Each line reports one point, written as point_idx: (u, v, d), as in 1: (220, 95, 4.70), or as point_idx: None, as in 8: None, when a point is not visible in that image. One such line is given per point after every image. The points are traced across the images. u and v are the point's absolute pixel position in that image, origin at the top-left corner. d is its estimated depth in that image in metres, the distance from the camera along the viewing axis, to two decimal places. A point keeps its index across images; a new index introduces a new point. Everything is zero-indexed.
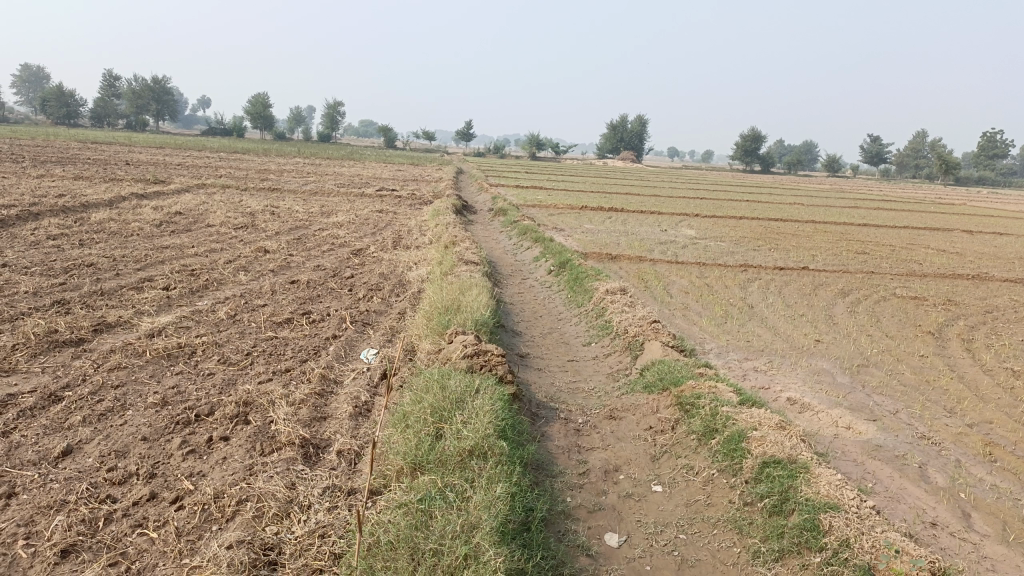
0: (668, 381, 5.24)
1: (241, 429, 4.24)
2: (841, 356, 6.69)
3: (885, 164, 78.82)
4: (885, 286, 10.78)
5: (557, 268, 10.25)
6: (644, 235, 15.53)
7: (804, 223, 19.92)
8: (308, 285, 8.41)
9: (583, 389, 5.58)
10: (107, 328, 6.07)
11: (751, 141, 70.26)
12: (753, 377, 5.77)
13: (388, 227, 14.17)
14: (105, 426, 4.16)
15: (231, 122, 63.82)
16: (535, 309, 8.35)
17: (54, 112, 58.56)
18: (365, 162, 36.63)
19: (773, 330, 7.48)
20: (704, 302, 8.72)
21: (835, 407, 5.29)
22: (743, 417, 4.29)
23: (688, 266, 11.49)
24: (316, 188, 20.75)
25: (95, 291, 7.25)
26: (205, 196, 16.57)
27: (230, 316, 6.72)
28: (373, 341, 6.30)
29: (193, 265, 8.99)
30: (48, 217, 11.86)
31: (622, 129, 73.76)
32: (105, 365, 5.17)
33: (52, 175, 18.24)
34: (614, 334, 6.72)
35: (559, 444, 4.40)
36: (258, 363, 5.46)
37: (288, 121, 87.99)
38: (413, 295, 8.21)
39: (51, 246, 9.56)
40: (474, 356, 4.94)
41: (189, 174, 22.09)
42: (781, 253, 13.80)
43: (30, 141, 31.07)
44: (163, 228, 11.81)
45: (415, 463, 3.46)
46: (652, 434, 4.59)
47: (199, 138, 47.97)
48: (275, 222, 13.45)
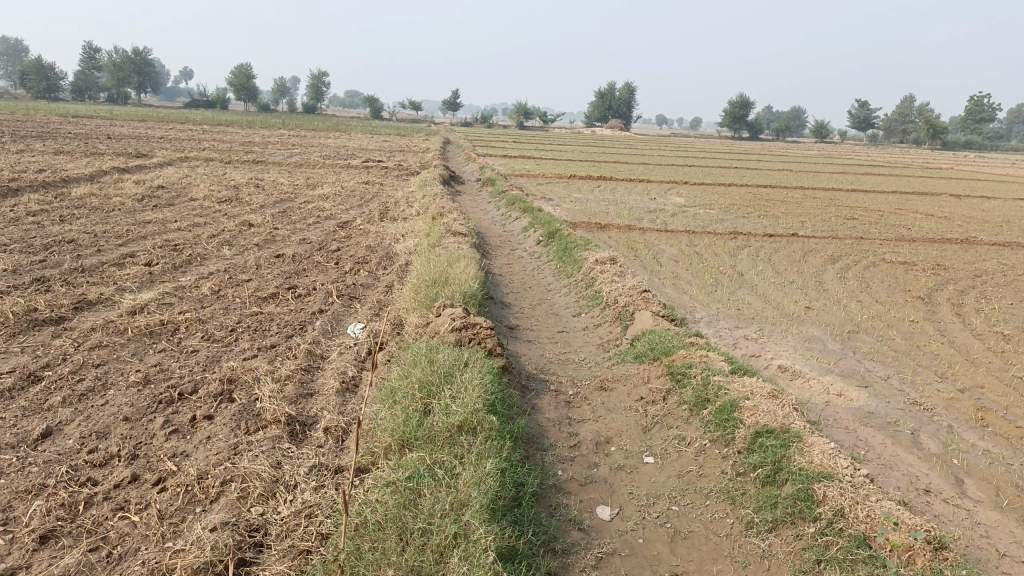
0: (659, 350, 5.19)
1: (225, 407, 4.16)
2: (832, 322, 6.65)
3: (873, 128, 78.66)
4: (875, 252, 10.75)
5: (546, 238, 10.15)
6: (633, 204, 15.43)
7: (793, 189, 19.84)
8: (294, 259, 8.29)
9: (574, 360, 5.52)
10: (88, 306, 5.96)
11: (740, 107, 69.87)
12: (744, 346, 5.73)
13: (374, 199, 14.00)
14: (85, 407, 4.07)
15: (214, 94, 62.85)
16: (525, 280, 8.27)
17: (33, 86, 57.49)
18: (351, 133, 36.20)
19: (763, 297, 7.43)
20: (694, 270, 8.66)
21: (827, 374, 5.26)
22: (735, 386, 4.24)
23: (677, 234, 11.41)
24: (302, 160, 20.48)
25: (76, 268, 7.11)
26: (188, 170, 16.31)
27: (214, 292, 6.60)
28: (360, 315, 6.20)
29: (176, 240, 8.84)
30: (27, 192, 11.64)
31: (610, 97, 73.16)
32: (86, 344, 5.06)
33: (32, 150, 17.91)
34: (604, 304, 6.66)
35: (550, 417, 4.35)
36: (243, 339, 5.37)
37: (272, 92, 86.83)
38: (400, 268, 8.10)
39: (31, 222, 9.37)
40: (462, 329, 4.87)
41: (172, 147, 21.75)
42: (770, 220, 13.73)
43: (9, 115, 30.49)
44: (145, 202, 11.61)
45: (403, 439, 3.40)
46: (643, 405, 4.55)
47: (181, 111, 47.25)
48: (260, 196, 13.26)
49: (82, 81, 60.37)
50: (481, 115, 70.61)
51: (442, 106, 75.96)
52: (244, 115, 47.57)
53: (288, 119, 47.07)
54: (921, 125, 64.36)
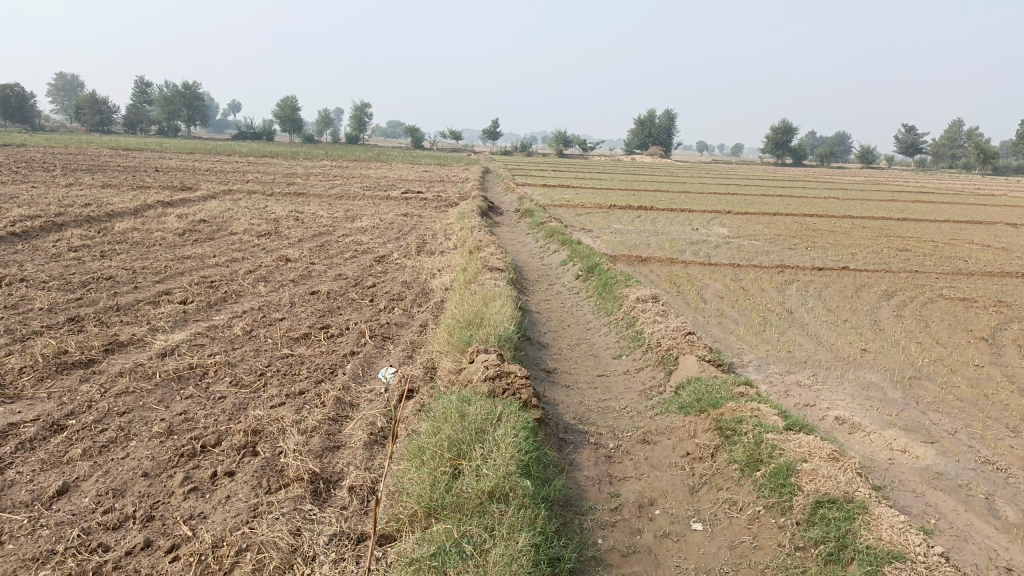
0: (705, 401, 4.88)
1: (248, 462, 3.96)
2: (890, 367, 6.25)
3: (921, 154, 76.94)
4: (931, 286, 10.26)
5: (585, 273, 9.89)
6: (674, 235, 15.11)
7: (840, 218, 19.28)
8: (329, 296, 8.17)
9: (615, 408, 5.23)
10: (119, 348, 5.87)
11: (783, 134, 69.00)
12: (797, 395, 5.39)
13: (413, 231, 13.91)
14: (105, 460, 3.92)
15: (260, 126, 64.34)
16: (563, 317, 8.02)
17: (88, 119, 59.47)
18: (391, 164, 36.54)
19: (815, 338, 7.06)
20: (740, 308, 8.32)
21: (888, 427, 4.88)
22: (791, 446, 3.92)
23: (721, 268, 11.07)
24: (342, 191, 20.64)
25: (111, 307, 7.07)
26: (230, 202, 16.50)
27: (246, 332, 6.48)
28: (392, 357, 6.00)
29: (213, 276, 8.80)
30: (72, 227, 11.82)
31: (650, 125, 72.96)
32: (113, 389, 4.94)
33: (81, 183, 18.33)
34: (646, 347, 6.36)
35: (589, 475, 4.07)
36: (272, 384, 5.20)
37: (316, 123, 88.65)
38: (435, 306, 7.92)
39: (72, 258, 9.45)
40: (496, 378, 4.63)
41: (216, 179, 22.11)
42: (818, 252, 13.28)
43: (62, 148, 31.48)
44: (186, 237, 11.68)
45: (430, 507, 3.16)
46: (689, 462, 4.24)
47: (229, 143, 48.27)
48: (299, 229, 13.28)
49: (134, 115, 62.33)
50: (520, 143, 70.95)
51: (482, 135, 76.61)
52: (288, 146, 48.46)
53: (332, 149, 47.80)
54: (970, 150, 62.80)
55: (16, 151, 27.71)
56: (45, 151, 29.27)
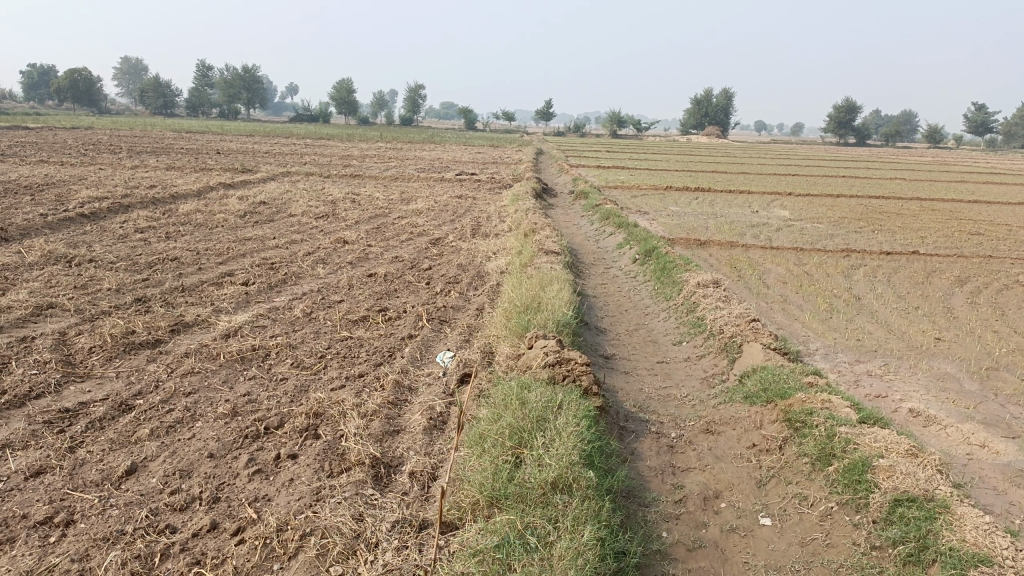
0: (772, 391, 4.72)
1: (310, 445, 3.99)
2: (966, 357, 5.96)
3: (993, 132, 73.66)
4: (1007, 272, 9.79)
5: (642, 257, 9.72)
6: (734, 218, 14.74)
7: (908, 200, 18.57)
8: (386, 279, 8.21)
9: (676, 397, 5.11)
10: (184, 329, 5.98)
11: (846, 113, 66.80)
12: (867, 386, 5.19)
13: (468, 213, 13.90)
14: (172, 441, 3.99)
15: (317, 109, 65.15)
16: (621, 302, 7.90)
17: (152, 103, 61.10)
18: (444, 145, 36.60)
19: (885, 326, 6.79)
20: (804, 293, 8.06)
21: (966, 421, 4.65)
22: (866, 441, 3.75)
23: (783, 251, 10.77)
24: (397, 173, 20.73)
25: (176, 288, 7.22)
26: (288, 184, 16.74)
27: (305, 314, 6.54)
28: (449, 341, 5.98)
29: (273, 258, 8.92)
30: (138, 209, 12.14)
31: (706, 104, 71.43)
32: (179, 370, 5.04)
33: (146, 165, 18.81)
34: (708, 333, 6.20)
35: (652, 465, 3.98)
36: (332, 367, 5.23)
37: (371, 106, 89.45)
38: (492, 289, 7.88)
39: (138, 239, 9.68)
40: (556, 365, 4.56)
41: (275, 161, 22.47)
42: (885, 235, 12.82)
43: (128, 132, 32.40)
44: (246, 218, 11.88)
45: (492, 496, 3.12)
46: (756, 454, 4.11)
47: (288, 126, 49.00)
48: (355, 211, 13.38)
49: (196, 98, 63.81)
50: (574, 124, 70.38)
51: (535, 116, 76.16)
52: (345, 128, 49.13)
53: (387, 132, 48.11)
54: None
55: (86, 135, 28.59)
56: (113, 134, 30.18)
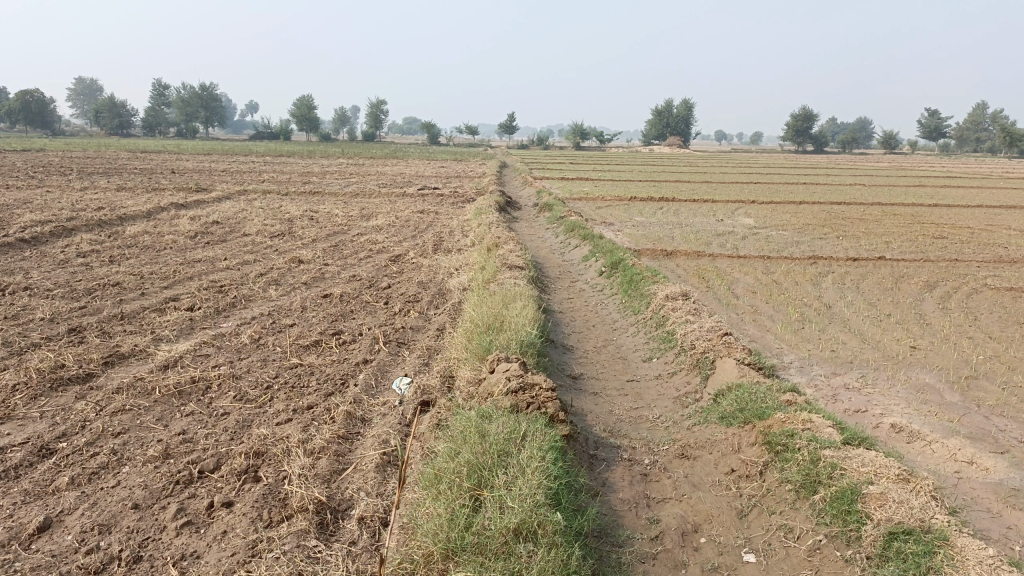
0: (750, 411, 4.45)
1: (249, 489, 3.61)
2: (944, 366, 5.77)
3: (946, 138, 75.34)
4: (973, 276, 9.71)
5: (608, 269, 9.47)
6: (699, 227, 14.61)
7: (869, 206, 18.67)
8: (342, 299, 7.83)
9: (648, 419, 4.81)
10: (120, 360, 5.54)
11: (804, 121, 67.82)
12: (846, 401, 4.96)
13: (429, 229, 13.54)
14: (94, 490, 3.59)
15: (278, 126, 64.43)
16: (588, 317, 7.62)
17: (107, 123, 59.84)
18: (407, 160, 36.20)
19: (859, 336, 6.59)
20: (774, 303, 7.86)
21: (952, 436, 4.41)
22: (853, 466, 3.49)
23: (750, 260, 10.61)
24: (359, 189, 20.31)
25: (115, 315, 6.77)
26: (244, 204, 16.23)
27: (253, 340, 6.13)
28: (407, 365, 5.63)
29: (222, 281, 8.48)
30: (83, 232, 11.60)
31: (667, 114, 72.09)
32: (109, 408, 4.61)
33: (96, 187, 18.19)
34: (679, 349, 5.93)
35: (625, 498, 3.66)
36: (279, 399, 4.84)
37: (333, 122, 88.91)
38: (453, 308, 7.53)
39: (80, 265, 9.17)
40: (520, 391, 4.23)
41: (231, 180, 21.81)
42: (850, 241, 12.75)
43: (81, 152, 31.55)
44: (197, 239, 11.40)
45: (448, 548, 2.78)
46: (735, 481, 3.84)
47: (246, 145, 48.12)
48: (313, 229, 12.96)
49: (153, 117, 62.53)
50: (537, 136, 70.39)
51: (498, 131, 76.18)
52: (306, 146, 48.49)
53: (349, 148, 47.60)
54: (995, 133, 61.85)
55: (35, 157, 27.81)
56: (65, 155, 29.34)
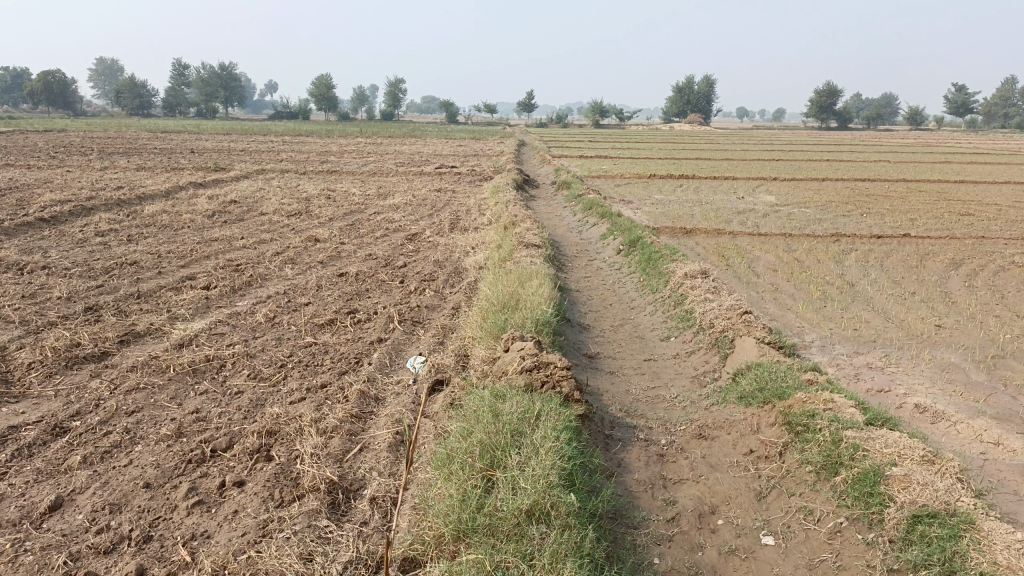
0: (770, 391, 4.35)
1: (260, 469, 3.59)
2: (970, 345, 5.63)
3: (973, 113, 73.83)
4: (1001, 253, 9.48)
5: (626, 247, 9.36)
6: (719, 204, 14.40)
7: (893, 182, 18.32)
8: (357, 278, 7.79)
9: (665, 398, 4.74)
10: (135, 339, 5.54)
11: (827, 97, 66.69)
12: (868, 381, 4.85)
13: (446, 208, 13.45)
14: (106, 469, 3.58)
15: (296, 106, 64.43)
16: (605, 295, 7.52)
17: (128, 103, 60.15)
18: (425, 139, 36.05)
19: (883, 314, 6.45)
20: (796, 281, 7.72)
21: (978, 416, 4.30)
22: (876, 447, 3.39)
23: (771, 238, 10.45)
24: (376, 168, 20.25)
25: (132, 294, 6.78)
26: (262, 183, 16.21)
27: (268, 319, 6.11)
28: (422, 344, 5.58)
29: (239, 260, 8.46)
30: (102, 211, 11.63)
31: (688, 91, 71.19)
32: (124, 386, 4.61)
33: (116, 167, 18.27)
34: (698, 328, 5.83)
35: (640, 479, 3.60)
36: (293, 378, 4.82)
37: (351, 101, 88.84)
38: (469, 286, 7.47)
39: (98, 244, 9.20)
40: (534, 370, 4.17)
41: (249, 160, 21.80)
42: (874, 219, 12.50)
43: (102, 133, 31.72)
44: (215, 218, 11.41)
45: (458, 529, 2.73)
46: (753, 463, 3.76)
47: (266, 125, 48.09)
48: (330, 208, 12.93)
49: (173, 98, 62.67)
50: (556, 114, 69.80)
51: (516, 109, 75.72)
52: (325, 125, 48.39)
53: (367, 127, 47.53)
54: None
55: (57, 137, 28.00)
56: (86, 136, 29.52)
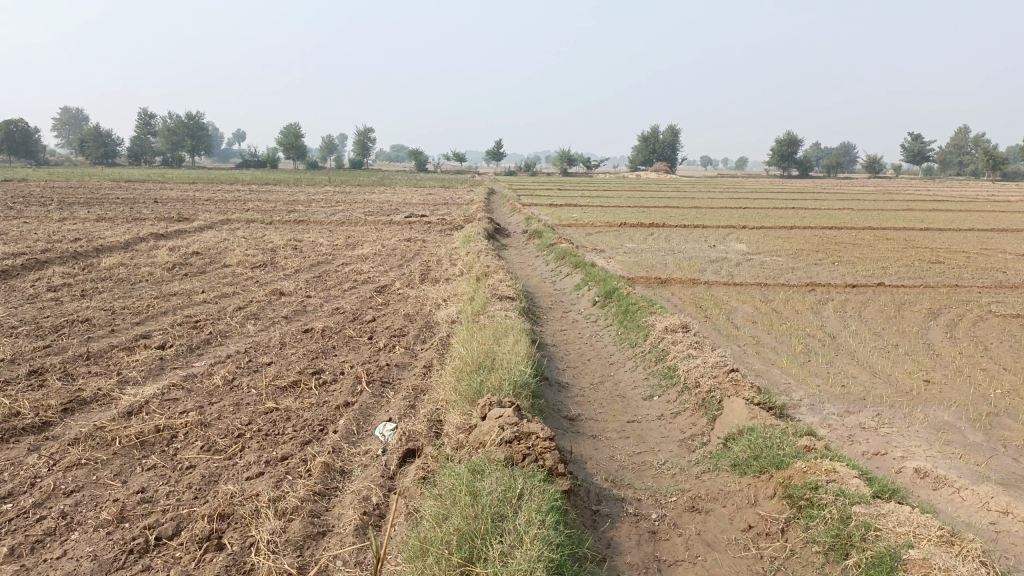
0: (766, 459, 4.07)
1: (210, 561, 3.20)
2: (961, 402, 5.43)
3: (929, 162, 76.06)
4: (977, 302, 9.43)
5: (602, 299, 9.14)
6: (692, 253, 14.34)
7: (860, 230, 18.49)
8: (324, 334, 7.45)
9: (652, 466, 4.44)
10: (80, 407, 5.11)
11: (789, 146, 68.31)
12: (865, 443, 4.61)
13: (417, 258, 13.18)
14: (36, 562, 3.17)
15: (265, 156, 64.07)
16: (583, 350, 7.26)
17: (92, 152, 59.34)
18: (394, 187, 35.93)
19: (869, 369, 6.26)
20: (777, 334, 7.54)
21: (983, 482, 4.06)
22: (889, 526, 3.14)
23: (747, 287, 10.33)
24: (345, 217, 19.98)
25: (80, 355, 6.35)
26: (227, 233, 15.81)
27: (227, 382, 5.72)
28: (391, 408, 5.24)
29: (198, 315, 8.06)
30: (57, 264, 11.15)
31: (654, 140, 72.43)
32: (63, 461, 4.20)
33: (75, 217, 17.77)
34: (682, 387, 5.57)
35: (633, 562, 3.28)
36: (251, 449, 4.43)
37: (321, 150, 88.84)
38: (441, 342, 7.16)
39: (49, 300, 8.75)
40: (514, 442, 3.85)
41: (215, 210, 21.36)
42: (846, 267, 12.49)
43: (64, 182, 31.13)
44: (176, 271, 10.99)
45: None
46: (753, 540, 3.47)
47: (232, 174, 47.75)
48: (296, 259, 12.59)
49: (139, 147, 62.12)
50: (524, 162, 70.35)
51: (486, 158, 76.37)
52: (293, 174, 48.17)
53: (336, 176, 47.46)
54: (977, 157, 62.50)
55: (16, 187, 27.36)
56: (47, 185, 28.84)
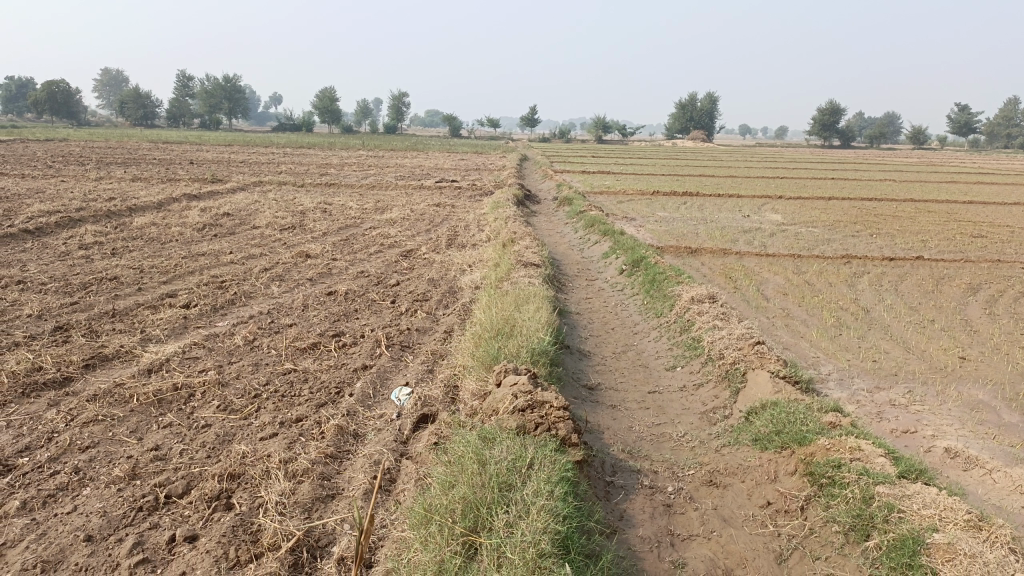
0: (788, 435, 3.94)
1: (218, 520, 3.19)
2: (998, 381, 5.22)
3: (977, 134, 73.62)
4: (1020, 278, 9.08)
5: (629, 267, 8.97)
6: (725, 223, 14.04)
7: (901, 202, 17.95)
8: (347, 297, 7.42)
9: (671, 438, 4.34)
10: (102, 363, 5.15)
11: (831, 115, 66.53)
12: (894, 421, 4.44)
13: (445, 223, 13.08)
14: (47, 516, 3.18)
15: (300, 120, 64.20)
16: (607, 319, 7.14)
17: (132, 114, 60.00)
18: (427, 153, 35.80)
19: (903, 344, 6.05)
20: (808, 306, 7.33)
21: (1016, 464, 3.89)
22: (913, 508, 3.00)
23: (779, 258, 10.07)
24: (376, 181, 19.91)
25: (106, 312, 6.39)
26: (258, 195, 15.85)
27: (247, 342, 5.72)
28: (409, 372, 5.19)
29: (224, 276, 8.08)
30: (90, 223, 11.28)
31: (691, 108, 71.07)
32: (80, 417, 4.22)
33: (111, 177, 17.94)
34: (706, 358, 5.44)
35: (645, 535, 3.20)
36: (266, 410, 4.42)
37: (356, 114, 88.83)
38: (463, 308, 7.09)
39: (80, 257, 8.83)
40: (527, 410, 3.78)
41: (248, 172, 21.46)
42: (885, 240, 12.12)
43: (104, 142, 31.52)
44: (205, 232, 11.04)
45: None
46: (771, 518, 3.37)
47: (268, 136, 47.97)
48: (325, 222, 12.58)
49: (177, 109, 62.65)
50: (559, 129, 69.58)
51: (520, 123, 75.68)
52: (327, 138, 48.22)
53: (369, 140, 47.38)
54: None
55: (57, 146, 27.78)
56: (88, 145, 29.22)
